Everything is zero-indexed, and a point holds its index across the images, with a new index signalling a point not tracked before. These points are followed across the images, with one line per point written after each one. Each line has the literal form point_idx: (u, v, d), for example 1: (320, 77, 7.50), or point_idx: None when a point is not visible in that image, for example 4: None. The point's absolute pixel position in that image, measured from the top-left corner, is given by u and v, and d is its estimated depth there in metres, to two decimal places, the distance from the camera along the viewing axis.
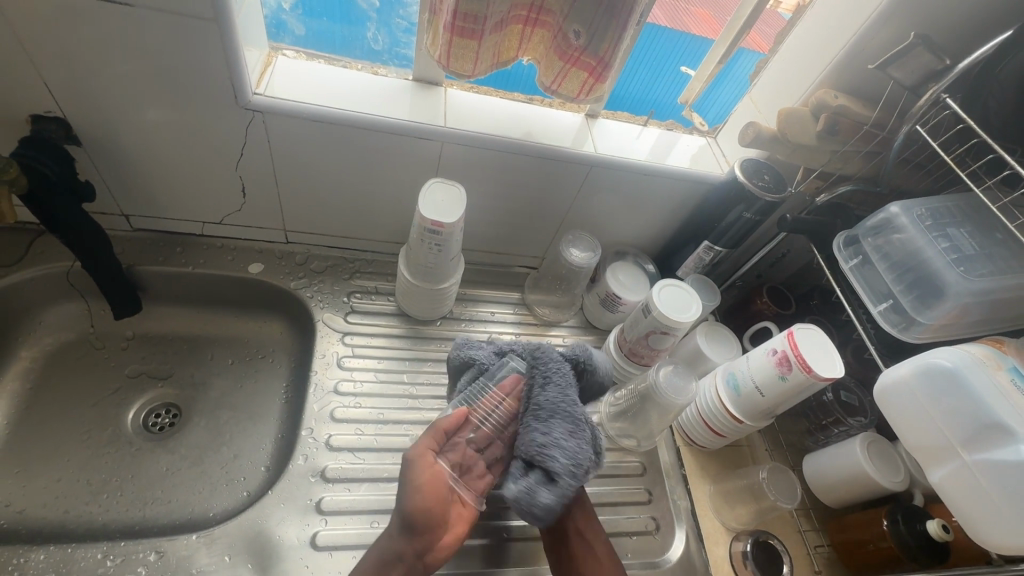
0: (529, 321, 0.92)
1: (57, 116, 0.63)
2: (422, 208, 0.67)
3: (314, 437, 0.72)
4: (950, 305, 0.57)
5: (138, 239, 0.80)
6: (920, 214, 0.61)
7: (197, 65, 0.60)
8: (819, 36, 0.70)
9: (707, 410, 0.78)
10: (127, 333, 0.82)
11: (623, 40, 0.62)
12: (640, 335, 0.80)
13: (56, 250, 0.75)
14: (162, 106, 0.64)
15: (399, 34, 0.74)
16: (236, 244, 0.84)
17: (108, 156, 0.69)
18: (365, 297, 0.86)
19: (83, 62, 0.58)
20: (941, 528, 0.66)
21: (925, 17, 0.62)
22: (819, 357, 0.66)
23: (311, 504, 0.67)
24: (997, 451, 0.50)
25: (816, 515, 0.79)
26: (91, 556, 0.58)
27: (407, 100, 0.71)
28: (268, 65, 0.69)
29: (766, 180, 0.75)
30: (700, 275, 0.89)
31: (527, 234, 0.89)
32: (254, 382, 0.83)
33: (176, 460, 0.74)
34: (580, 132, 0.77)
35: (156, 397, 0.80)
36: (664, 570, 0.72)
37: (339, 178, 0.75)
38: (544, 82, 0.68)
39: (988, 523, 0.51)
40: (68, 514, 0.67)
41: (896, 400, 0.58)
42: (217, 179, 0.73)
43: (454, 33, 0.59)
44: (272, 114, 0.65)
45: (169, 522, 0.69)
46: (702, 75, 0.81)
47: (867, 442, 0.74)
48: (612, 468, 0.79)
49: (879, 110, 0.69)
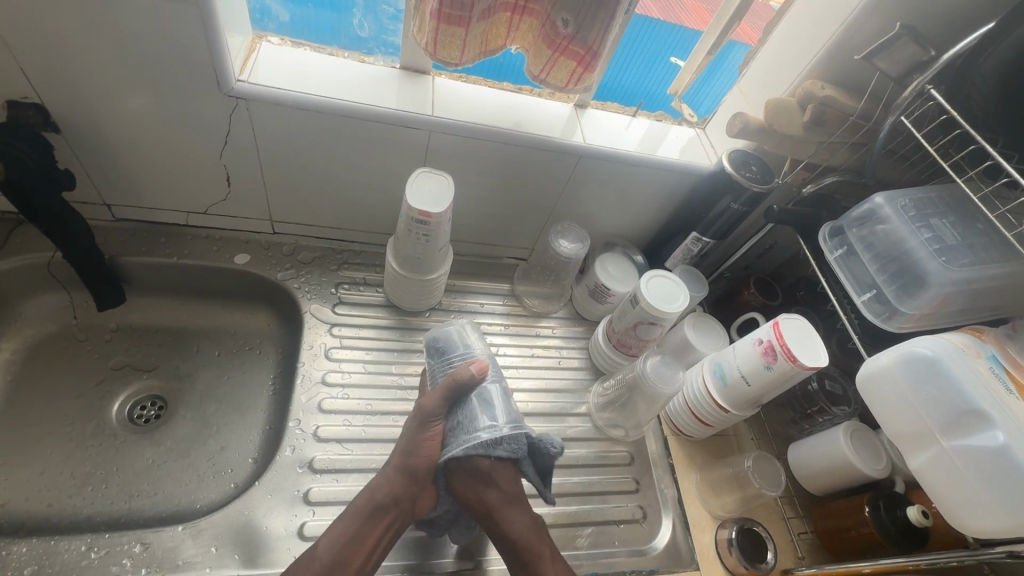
0: (518, 312, 0.92)
1: (35, 102, 0.62)
2: (410, 198, 0.66)
3: (301, 428, 0.72)
4: (932, 293, 0.58)
5: (122, 229, 0.79)
6: (904, 205, 0.62)
7: (178, 50, 0.58)
8: (807, 28, 0.70)
9: (693, 399, 0.79)
10: (111, 325, 0.81)
11: (611, 29, 0.62)
12: (628, 326, 0.80)
13: (36, 240, 0.73)
14: (144, 93, 0.62)
15: (386, 21, 0.73)
16: (222, 235, 0.83)
17: (88, 144, 0.67)
18: (353, 288, 0.85)
19: (60, 47, 0.57)
20: (920, 514, 0.67)
21: (911, 8, 0.63)
22: (804, 346, 0.67)
23: (298, 495, 0.67)
24: (975, 437, 0.51)
25: (800, 502, 0.80)
26: (75, 548, 0.58)
27: (395, 88, 0.71)
28: (252, 52, 0.68)
29: (753, 171, 0.75)
30: (688, 266, 0.89)
31: (516, 225, 0.89)
32: (241, 373, 0.82)
33: (162, 452, 0.74)
34: (569, 121, 0.77)
35: (141, 389, 0.79)
36: (651, 557, 0.73)
37: (327, 167, 0.74)
38: (532, 71, 0.68)
39: (967, 508, 0.52)
40: (51, 507, 0.66)
41: (876, 388, 0.59)
42: (201, 168, 0.72)
43: (440, 20, 0.59)
44: (255, 101, 0.64)
45: (155, 515, 0.68)
46: (692, 66, 0.81)
47: (850, 430, 0.75)
48: (599, 457, 0.80)
49: (866, 101, 0.70)
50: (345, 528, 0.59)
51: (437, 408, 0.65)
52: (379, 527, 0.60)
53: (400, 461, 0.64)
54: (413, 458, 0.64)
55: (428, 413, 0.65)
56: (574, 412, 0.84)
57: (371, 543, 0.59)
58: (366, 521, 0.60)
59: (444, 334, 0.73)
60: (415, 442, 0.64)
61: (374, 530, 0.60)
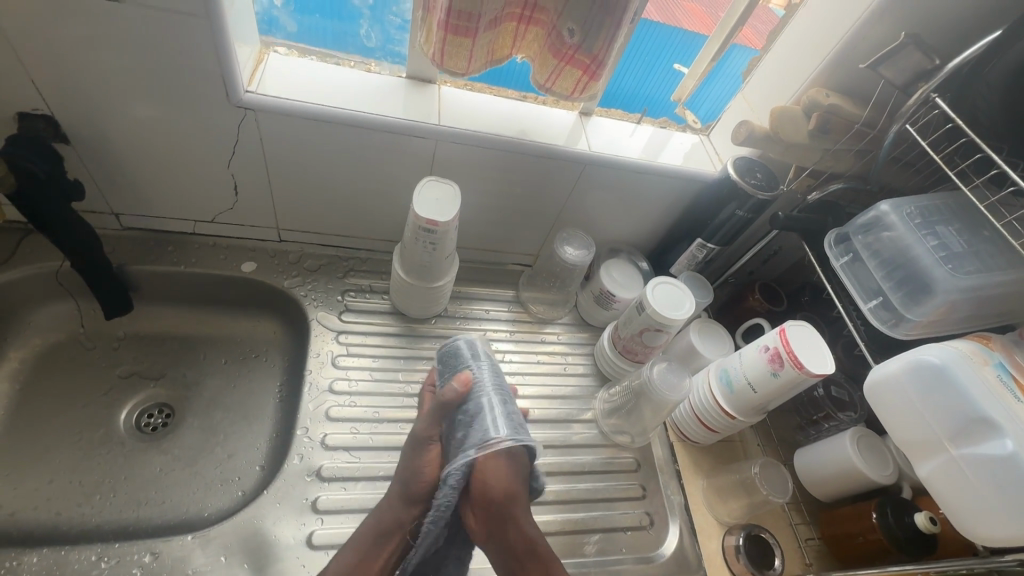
0: (523, 318, 0.92)
1: (45, 114, 0.62)
2: (418, 207, 0.67)
3: (309, 436, 0.72)
4: (938, 300, 0.58)
5: (129, 238, 0.79)
6: (910, 212, 0.62)
7: (188, 62, 0.59)
8: (811, 36, 0.70)
9: (699, 406, 0.79)
10: (118, 333, 0.81)
11: (617, 38, 0.63)
12: (634, 333, 0.80)
13: (44, 250, 0.74)
14: (154, 104, 0.63)
15: (392, 32, 0.73)
16: (228, 243, 0.83)
17: (97, 155, 0.68)
18: (360, 296, 0.86)
19: (72, 60, 0.57)
20: (928, 521, 0.67)
21: (915, 17, 0.63)
22: (810, 353, 0.67)
23: (307, 503, 0.67)
24: (984, 445, 0.51)
25: (807, 508, 0.80)
26: (85, 558, 0.58)
27: (402, 97, 0.71)
28: (260, 62, 0.68)
29: (758, 178, 0.76)
30: (693, 272, 0.89)
31: (521, 232, 0.89)
32: (247, 381, 0.83)
33: (170, 461, 0.74)
34: (575, 129, 0.78)
35: (149, 397, 0.79)
36: (659, 564, 0.73)
37: (335, 176, 0.75)
38: (538, 80, 0.68)
39: (976, 516, 0.52)
40: (60, 516, 0.66)
41: (884, 395, 0.59)
42: (208, 177, 0.73)
43: (447, 31, 0.59)
44: (263, 111, 0.64)
45: (164, 523, 0.68)
46: (695, 73, 0.82)
47: (857, 436, 0.75)
48: (606, 464, 0.80)
49: (871, 108, 0.70)
50: (350, 555, 0.58)
51: (428, 429, 0.63)
52: (386, 551, 0.59)
53: (401, 486, 0.62)
54: (412, 485, 0.61)
55: (421, 437, 0.63)
56: (580, 418, 0.84)
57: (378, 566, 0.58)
58: (372, 547, 0.59)
59: (449, 347, 0.69)
60: (414, 467, 0.62)
61: (381, 553, 0.59)
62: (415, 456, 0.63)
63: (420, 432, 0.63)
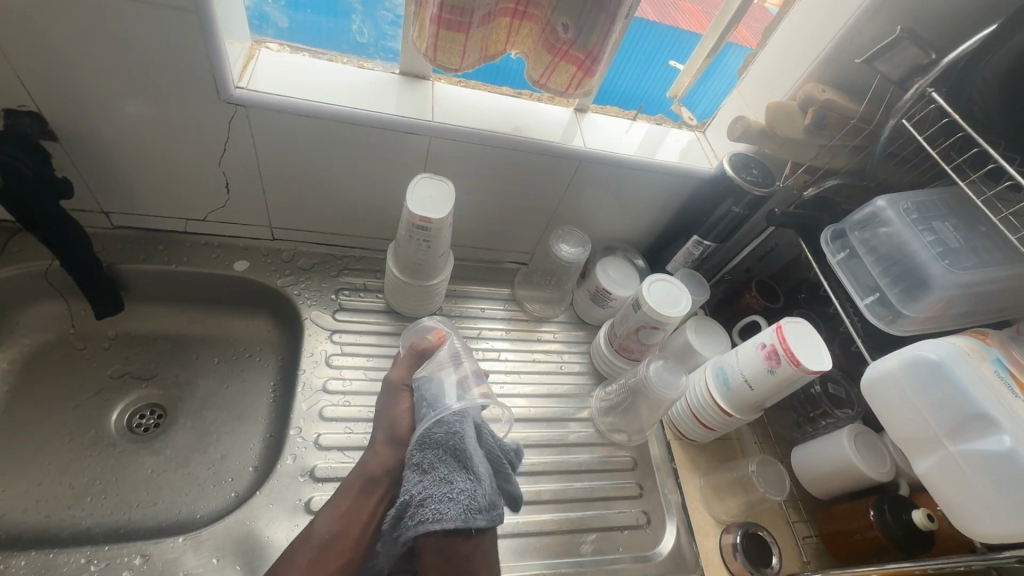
0: (519, 317, 0.91)
1: (32, 110, 0.61)
2: (411, 204, 0.66)
3: (302, 436, 0.71)
4: (936, 297, 0.57)
5: (120, 236, 0.78)
6: (906, 207, 0.62)
7: (178, 58, 0.58)
8: (807, 30, 0.70)
9: (696, 403, 0.79)
10: (110, 333, 0.80)
11: (612, 34, 0.62)
12: (630, 330, 0.80)
13: (34, 248, 0.73)
14: (142, 100, 0.62)
15: (385, 27, 0.73)
16: (221, 242, 0.82)
17: (86, 152, 0.67)
18: (354, 295, 0.85)
19: (58, 54, 0.56)
20: (926, 517, 0.67)
21: (911, 11, 0.63)
22: (808, 351, 0.67)
23: (300, 504, 0.66)
24: (981, 441, 0.50)
25: (805, 506, 0.80)
26: (74, 561, 0.57)
27: (395, 94, 0.70)
28: (251, 58, 0.67)
29: (754, 175, 0.75)
30: (689, 269, 0.89)
31: (517, 229, 0.88)
32: (241, 381, 0.82)
33: (161, 461, 0.73)
34: (570, 126, 0.77)
35: (141, 397, 0.78)
36: (656, 563, 0.72)
37: (328, 173, 0.74)
38: (532, 76, 0.67)
39: (976, 513, 0.51)
40: (49, 519, 0.65)
41: (880, 392, 0.59)
42: (199, 175, 0.72)
43: (440, 26, 0.58)
44: (255, 108, 0.64)
45: (155, 525, 0.68)
46: (691, 69, 0.81)
47: (855, 433, 0.75)
48: (602, 463, 0.80)
49: (867, 103, 0.70)
50: (340, 503, 0.59)
51: (404, 377, 0.65)
52: (372, 499, 0.59)
53: (386, 433, 0.63)
54: (393, 427, 0.63)
55: (395, 384, 0.65)
56: (576, 417, 0.83)
57: (366, 518, 0.59)
58: (358, 498, 0.59)
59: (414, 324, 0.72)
60: (390, 414, 0.64)
61: (368, 502, 0.59)
62: (391, 400, 0.65)
63: (394, 380, 0.65)
